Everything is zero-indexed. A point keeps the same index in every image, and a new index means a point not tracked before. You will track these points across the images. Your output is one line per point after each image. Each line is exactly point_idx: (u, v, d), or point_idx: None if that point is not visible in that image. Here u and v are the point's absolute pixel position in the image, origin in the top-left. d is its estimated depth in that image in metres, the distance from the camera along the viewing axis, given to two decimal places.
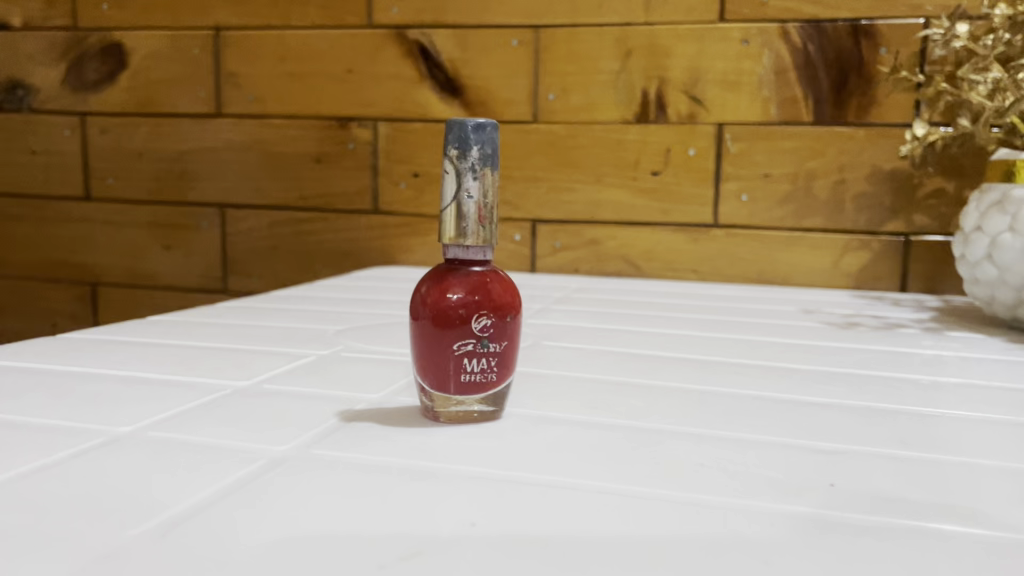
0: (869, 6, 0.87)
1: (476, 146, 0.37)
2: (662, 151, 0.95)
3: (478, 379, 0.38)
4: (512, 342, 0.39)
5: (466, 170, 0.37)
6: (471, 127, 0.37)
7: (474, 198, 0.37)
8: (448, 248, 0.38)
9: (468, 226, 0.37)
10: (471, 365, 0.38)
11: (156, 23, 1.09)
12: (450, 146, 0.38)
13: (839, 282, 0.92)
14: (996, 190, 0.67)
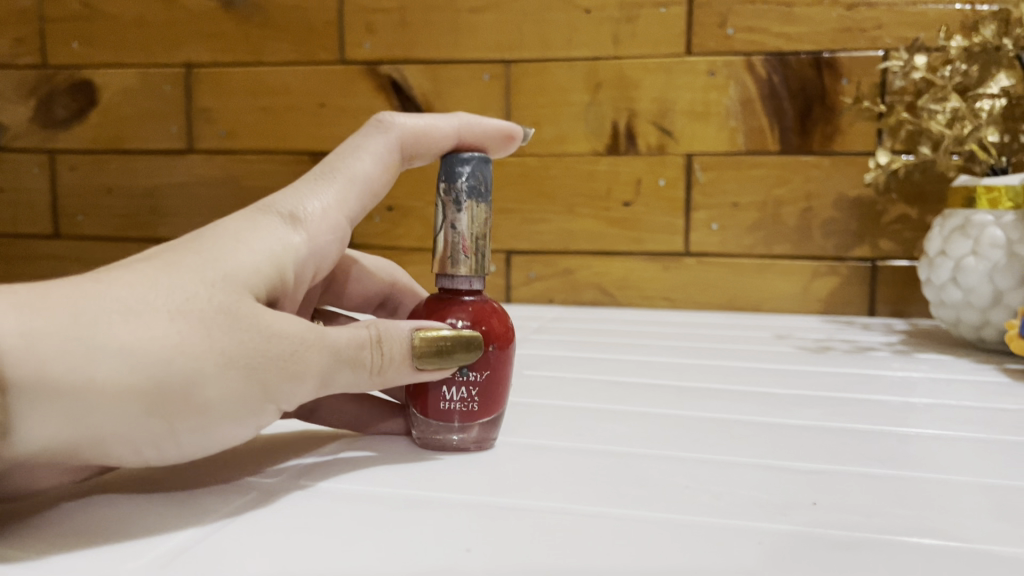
0: (831, 39, 0.90)
1: (466, 178, 0.38)
2: (633, 181, 0.97)
3: (458, 407, 0.39)
4: (500, 376, 0.39)
5: (453, 201, 0.39)
6: (459, 161, 0.39)
7: (460, 229, 0.39)
8: (440, 277, 0.40)
9: (455, 255, 0.39)
10: (451, 392, 0.38)
11: (127, 61, 1.09)
12: (444, 179, 0.39)
13: (809, 307, 0.94)
14: (957, 215, 0.69)
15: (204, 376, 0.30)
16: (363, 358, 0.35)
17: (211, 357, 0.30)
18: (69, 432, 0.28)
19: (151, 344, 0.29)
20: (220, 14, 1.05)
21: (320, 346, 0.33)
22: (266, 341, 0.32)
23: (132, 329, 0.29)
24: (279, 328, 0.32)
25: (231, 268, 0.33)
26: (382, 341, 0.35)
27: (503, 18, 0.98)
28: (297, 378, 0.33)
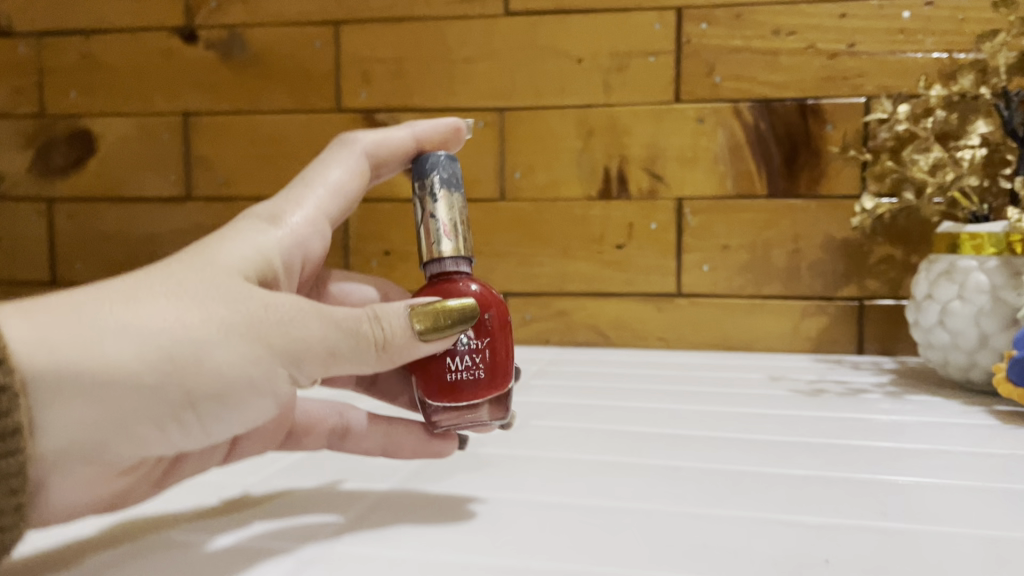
0: (814, 87, 0.93)
1: (438, 171, 0.49)
2: (625, 225, 0.99)
3: (467, 373, 0.46)
4: (497, 341, 0.48)
5: (427, 195, 0.49)
6: (427, 163, 0.50)
7: (438, 217, 0.49)
8: (430, 265, 0.49)
9: (436, 240, 0.49)
10: (458, 361, 0.46)
11: (125, 110, 1.10)
12: (419, 178, 0.50)
13: (799, 346, 0.97)
14: (943, 260, 0.72)
15: (208, 343, 0.38)
16: (364, 331, 0.41)
17: (211, 329, 0.38)
18: (106, 404, 0.36)
19: (160, 322, 0.38)
20: (218, 64, 1.07)
21: (316, 315, 0.41)
22: (260, 309, 0.40)
23: (145, 314, 0.38)
24: (272, 301, 0.41)
25: (219, 266, 0.42)
26: (381, 319, 0.42)
27: (497, 67, 1.01)
28: (298, 347, 0.40)
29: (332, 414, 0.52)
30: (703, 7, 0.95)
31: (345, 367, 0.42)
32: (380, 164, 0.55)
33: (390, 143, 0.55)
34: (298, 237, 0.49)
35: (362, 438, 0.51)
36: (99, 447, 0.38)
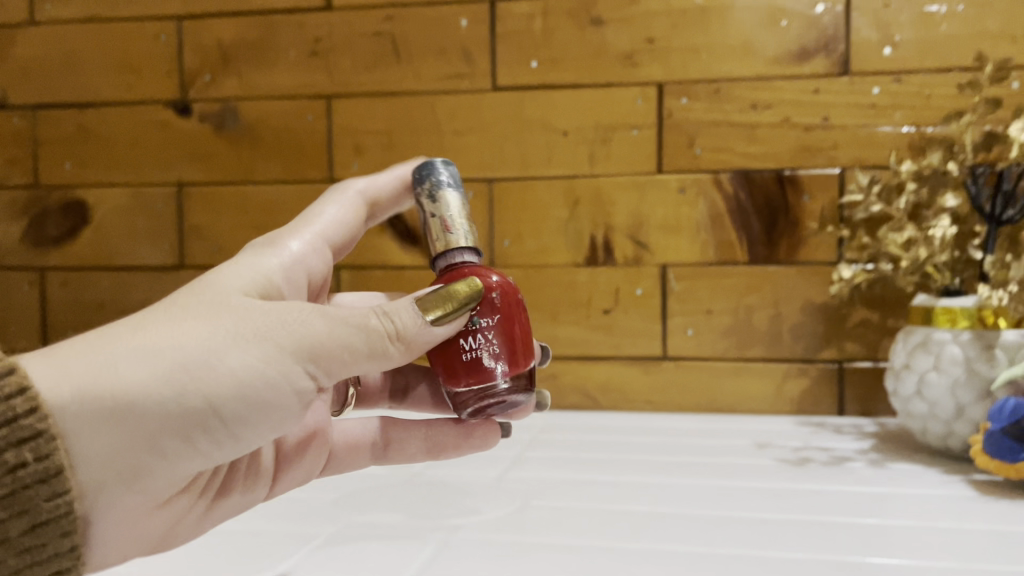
0: (791, 158, 0.97)
1: (442, 174, 0.57)
2: (611, 290, 1.02)
3: (482, 350, 0.53)
4: (508, 319, 0.54)
5: (428, 197, 0.57)
6: (426, 171, 0.58)
7: (439, 215, 0.56)
8: (439, 260, 0.56)
9: (440, 233, 0.56)
10: (472, 341, 0.53)
11: (119, 180, 1.12)
12: (421, 183, 0.58)
13: (781, 407, 0.99)
14: (918, 331, 0.75)
15: (218, 352, 0.46)
16: (370, 325, 0.48)
17: (220, 340, 0.46)
18: (141, 415, 0.44)
19: (178, 339, 0.45)
20: (212, 136, 1.10)
21: (319, 316, 0.48)
22: (264, 316, 0.47)
23: (161, 333, 0.46)
24: (277, 311, 0.48)
25: (219, 288, 0.50)
26: (387, 314, 0.49)
27: (485, 139, 1.04)
28: (303, 345, 0.47)
29: (368, 432, 0.63)
30: (683, 81, 0.99)
31: (358, 363, 0.48)
32: (372, 204, 0.66)
33: (379, 184, 0.65)
34: (299, 257, 0.58)
35: (405, 447, 0.62)
36: (138, 464, 0.46)
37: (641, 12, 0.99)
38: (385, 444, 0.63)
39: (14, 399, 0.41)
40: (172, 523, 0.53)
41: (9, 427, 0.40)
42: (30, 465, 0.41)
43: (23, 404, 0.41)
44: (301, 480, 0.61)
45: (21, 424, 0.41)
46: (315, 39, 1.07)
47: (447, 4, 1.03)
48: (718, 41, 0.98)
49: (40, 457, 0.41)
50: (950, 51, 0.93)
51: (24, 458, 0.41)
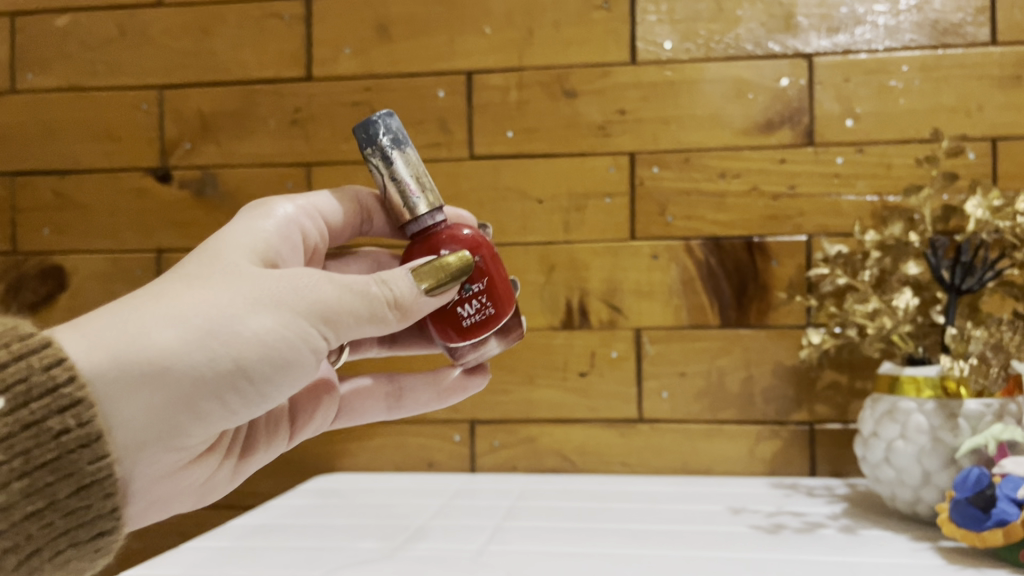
0: (759, 225, 1.00)
1: (385, 134, 0.59)
2: (587, 353, 1.04)
3: (479, 313, 0.60)
4: (494, 278, 0.60)
5: (385, 160, 0.59)
6: (370, 129, 0.59)
7: (402, 178, 0.59)
8: (409, 223, 0.60)
9: (408, 196, 0.59)
10: (468, 308, 0.59)
11: (97, 247, 1.13)
12: (368, 143, 0.59)
13: (755, 468, 1.01)
14: (885, 400, 0.77)
15: (237, 319, 0.49)
16: (374, 292, 0.52)
17: (243, 305, 0.50)
18: (169, 381, 0.48)
19: (197, 309, 0.49)
20: (192, 203, 1.11)
21: (327, 284, 0.52)
22: (276, 284, 0.51)
23: (180, 304, 0.49)
24: (288, 279, 0.51)
25: (225, 258, 0.53)
26: (389, 283, 0.53)
27: (462, 206, 1.06)
28: (321, 310, 0.51)
29: (377, 386, 0.71)
30: (654, 151, 1.02)
31: (366, 326, 0.53)
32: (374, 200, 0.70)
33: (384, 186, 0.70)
34: (292, 216, 0.61)
35: (415, 392, 0.71)
36: (172, 423, 0.50)
37: (612, 85, 1.02)
38: (396, 391, 0.71)
39: (56, 368, 0.44)
40: (198, 472, 0.59)
41: (51, 395, 0.44)
42: (74, 430, 0.44)
43: (65, 373, 0.45)
44: (315, 428, 0.69)
45: (63, 392, 0.44)
46: (295, 109, 1.09)
47: (424, 76, 1.06)
48: (687, 113, 1.01)
49: (82, 423, 0.45)
50: (909, 123, 0.97)
51: (68, 423, 0.44)
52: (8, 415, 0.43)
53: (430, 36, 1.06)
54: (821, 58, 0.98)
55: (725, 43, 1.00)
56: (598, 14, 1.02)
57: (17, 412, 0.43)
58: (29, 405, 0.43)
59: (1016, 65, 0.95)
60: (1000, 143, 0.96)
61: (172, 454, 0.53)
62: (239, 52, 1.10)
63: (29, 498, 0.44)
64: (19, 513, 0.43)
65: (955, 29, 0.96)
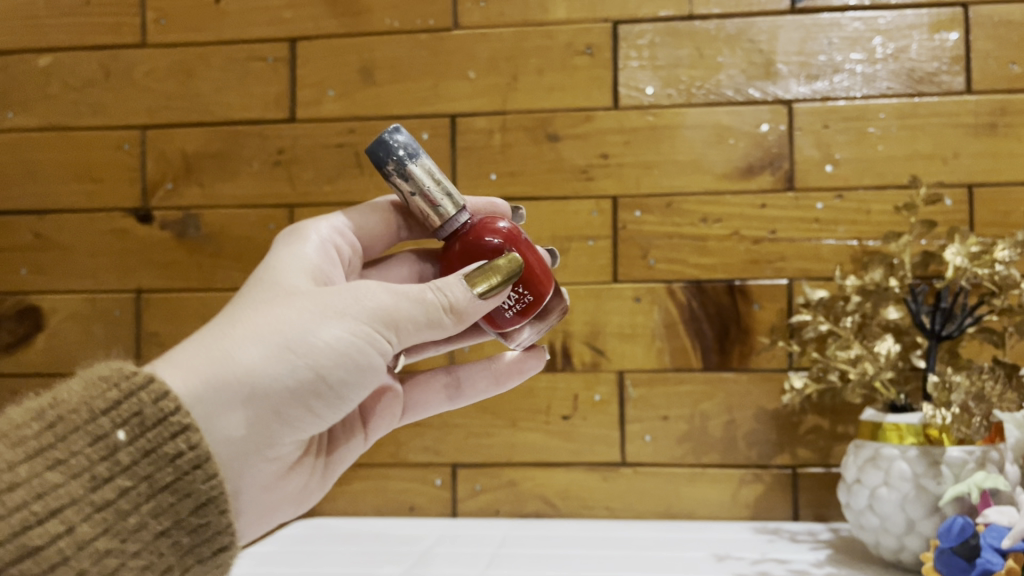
0: (740, 269, 1.01)
1: (394, 153, 0.60)
2: (570, 396, 1.03)
3: (519, 304, 0.62)
4: (534, 262, 0.63)
5: (399, 179, 0.61)
6: (380, 149, 0.61)
7: (420, 191, 0.61)
8: (441, 228, 0.63)
9: (431, 207, 0.61)
10: (507, 302, 0.62)
11: (76, 288, 1.12)
12: (382, 163, 0.61)
13: (739, 513, 1.01)
14: (867, 446, 0.77)
15: (309, 334, 0.52)
16: (430, 299, 0.55)
17: (314, 318, 0.53)
18: (256, 399, 0.52)
19: (272, 330, 0.52)
20: (172, 243, 1.10)
21: (388, 294, 0.54)
22: (342, 298, 0.54)
23: (256, 328, 0.53)
24: (352, 293, 0.54)
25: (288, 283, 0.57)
26: (444, 289, 0.55)
27: None
28: (385, 317, 0.53)
29: (437, 379, 0.72)
30: (636, 195, 1.03)
31: (432, 328, 0.55)
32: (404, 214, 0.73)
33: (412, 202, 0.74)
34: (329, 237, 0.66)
35: (472, 380, 0.72)
36: (264, 433, 0.54)
37: (595, 130, 1.03)
38: (455, 381, 0.72)
39: (164, 400, 0.48)
40: (296, 481, 0.62)
41: (162, 424, 0.48)
42: (187, 453, 0.48)
43: (172, 404, 0.48)
44: (385, 427, 0.70)
45: (172, 420, 0.48)
46: (278, 150, 1.09)
47: (408, 119, 1.07)
48: (669, 158, 1.02)
49: (192, 446, 0.48)
50: (887, 170, 0.98)
51: (180, 448, 0.48)
52: (129, 445, 0.47)
53: (414, 79, 1.06)
54: (801, 104, 1.00)
55: (706, 88, 1.02)
56: (581, 59, 1.03)
57: (136, 442, 0.47)
58: (146, 435, 0.48)
59: (990, 114, 0.97)
60: (976, 191, 0.97)
61: (267, 461, 0.57)
62: (222, 94, 1.10)
63: (157, 518, 0.47)
64: (150, 532, 0.47)
65: (931, 78, 0.98)
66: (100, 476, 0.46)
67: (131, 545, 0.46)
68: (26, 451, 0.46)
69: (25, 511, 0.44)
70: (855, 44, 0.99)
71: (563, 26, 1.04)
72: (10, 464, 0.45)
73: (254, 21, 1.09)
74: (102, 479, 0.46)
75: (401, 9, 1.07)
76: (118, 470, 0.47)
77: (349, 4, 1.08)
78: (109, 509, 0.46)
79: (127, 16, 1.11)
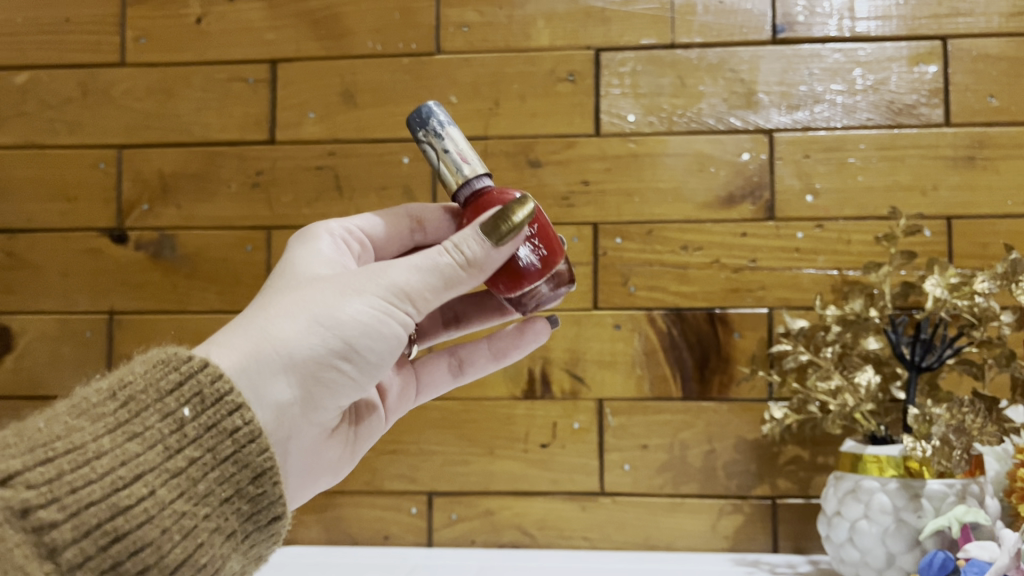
0: (721, 297, 1.00)
1: (436, 114, 0.62)
2: (549, 424, 1.02)
3: (535, 255, 0.62)
4: (545, 228, 0.63)
5: (436, 138, 0.62)
6: (423, 111, 0.63)
7: (453, 152, 0.62)
8: (461, 191, 0.62)
9: (459, 168, 0.62)
10: (525, 250, 0.61)
11: (46, 308, 1.09)
12: (422, 125, 0.63)
13: (718, 544, 0.99)
14: (848, 478, 0.76)
15: (336, 310, 0.56)
16: (445, 263, 0.57)
17: (340, 296, 0.56)
18: (292, 370, 0.55)
19: (302, 310, 0.56)
20: (147, 264, 1.09)
21: (405, 265, 0.57)
22: (364, 276, 0.57)
23: (286, 309, 0.56)
24: (374, 270, 0.58)
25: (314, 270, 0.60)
26: (459, 247, 0.57)
27: None
28: (406, 289, 0.57)
29: (442, 358, 0.76)
30: (617, 222, 1.02)
31: (452, 290, 0.58)
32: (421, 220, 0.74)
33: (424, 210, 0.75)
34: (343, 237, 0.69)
35: (474, 358, 0.75)
36: (304, 404, 0.57)
37: (576, 156, 1.03)
38: (458, 361, 0.76)
39: (221, 381, 0.52)
40: (333, 449, 0.66)
41: (219, 403, 0.52)
42: (243, 427, 0.52)
43: (227, 385, 0.52)
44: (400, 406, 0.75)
45: (229, 399, 0.52)
46: (257, 172, 1.08)
47: (389, 143, 1.06)
48: (650, 185, 1.02)
49: (247, 422, 0.52)
50: (868, 200, 0.99)
51: (237, 423, 0.52)
52: (194, 420, 0.51)
53: (395, 103, 1.06)
54: (782, 134, 1.00)
55: (688, 117, 1.02)
56: (563, 86, 1.03)
57: (200, 418, 0.51)
58: (207, 412, 0.51)
59: (969, 146, 0.98)
60: (955, 223, 0.97)
61: (311, 428, 0.61)
62: (202, 114, 1.09)
63: (222, 486, 0.51)
64: (216, 499, 0.51)
65: (910, 110, 0.99)
66: (172, 446, 0.49)
67: (202, 509, 0.50)
68: (104, 424, 0.48)
69: (113, 475, 0.46)
70: (836, 75, 1.00)
71: (546, 53, 1.04)
72: (93, 436, 0.47)
73: (235, 42, 1.09)
74: (173, 450, 0.49)
75: (383, 33, 1.07)
76: (186, 442, 0.50)
77: (332, 27, 1.08)
78: (182, 476, 0.49)
79: (106, 34, 1.11)
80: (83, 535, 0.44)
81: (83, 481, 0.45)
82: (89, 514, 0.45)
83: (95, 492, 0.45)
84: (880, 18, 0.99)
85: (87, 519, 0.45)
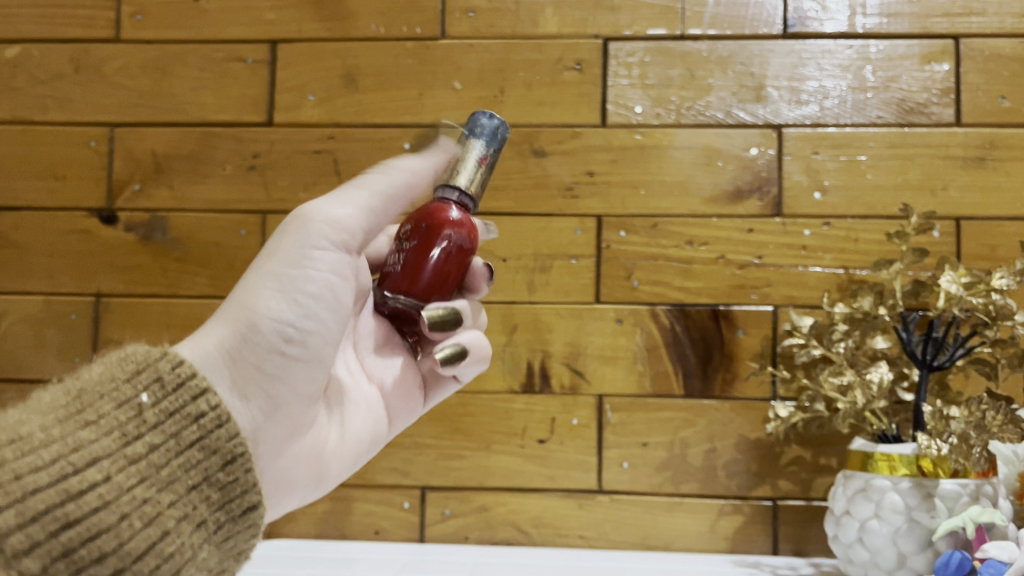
0: (726, 293, 0.98)
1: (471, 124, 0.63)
2: (547, 419, 1.00)
3: (396, 267, 0.63)
4: (425, 250, 0.61)
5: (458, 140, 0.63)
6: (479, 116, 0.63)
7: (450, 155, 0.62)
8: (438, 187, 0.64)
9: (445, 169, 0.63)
10: (395, 256, 0.63)
11: (30, 289, 1.06)
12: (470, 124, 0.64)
13: (716, 545, 0.97)
14: (857, 477, 0.75)
15: (260, 292, 0.55)
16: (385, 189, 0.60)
17: (256, 283, 0.56)
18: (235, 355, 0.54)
19: (231, 306, 0.55)
20: (138, 246, 1.06)
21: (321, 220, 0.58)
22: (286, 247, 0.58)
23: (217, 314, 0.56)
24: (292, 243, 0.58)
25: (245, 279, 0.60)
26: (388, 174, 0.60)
27: None
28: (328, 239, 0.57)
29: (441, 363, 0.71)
30: (622, 215, 1.00)
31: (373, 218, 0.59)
32: None
33: None
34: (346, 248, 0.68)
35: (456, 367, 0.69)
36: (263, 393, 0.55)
37: (582, 147, 1.01)
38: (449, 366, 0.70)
39: (181, 366, 0.49)
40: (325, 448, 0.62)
41: (182, 387, 0.48)
42: (209, 413, 0.48)
43: (188, 368, 0.49)
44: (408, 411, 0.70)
45: (191, 384, 0.48)
46: (253, 154, 1.05)
47: (389, 128, 1.04)
48: (657, 178, 1.00)
49: (212, 407, 0.48)
50: (877, 199, 0.97)
51: (203, 408, 0.48)
52: (154, 406, 0.47)
53: (398, 88, 1.04)
54: (792, 129, 0.99)
55: (696, 109, 1.00)
56: (570, 75, 1.01)
57: (160, 404, 0.47)
58: (168, 398, 0.48)
59: (979, 146, 0.96)
60: (965, 223, 0.96)
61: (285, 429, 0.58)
62: (197, 94, 1.06)
63: (188, 473, 0.47)
64: (183, 485, 0.46)
65: (921, 109, 0.97)
66: (130, 433, 0.45)
67: (166, 497, 0.45)
68: (55, 415, 0.44)
69: (62, 462, 0.42)
70: (846, 71, 0.98)
71: (553, 41, 1.02)
72: (41, 426, 0.43)
73: (234, 21, 1.06)
74: (131, 437, 0.45)
75: (387, 15, 1.05)
76: (145, 428, 0.46)
77: (335, 9, 1.05)
78: (142, 462, 0.45)
79: (101, 10, 1.08)
80: (30, 521, 0.40)
81: (28, 469, 0.41)
82: (37, 499, 0.40)
83: (41, 479, 0.41)
84: (891, 15, 0.98)
85: (34, 505, 0.40)
